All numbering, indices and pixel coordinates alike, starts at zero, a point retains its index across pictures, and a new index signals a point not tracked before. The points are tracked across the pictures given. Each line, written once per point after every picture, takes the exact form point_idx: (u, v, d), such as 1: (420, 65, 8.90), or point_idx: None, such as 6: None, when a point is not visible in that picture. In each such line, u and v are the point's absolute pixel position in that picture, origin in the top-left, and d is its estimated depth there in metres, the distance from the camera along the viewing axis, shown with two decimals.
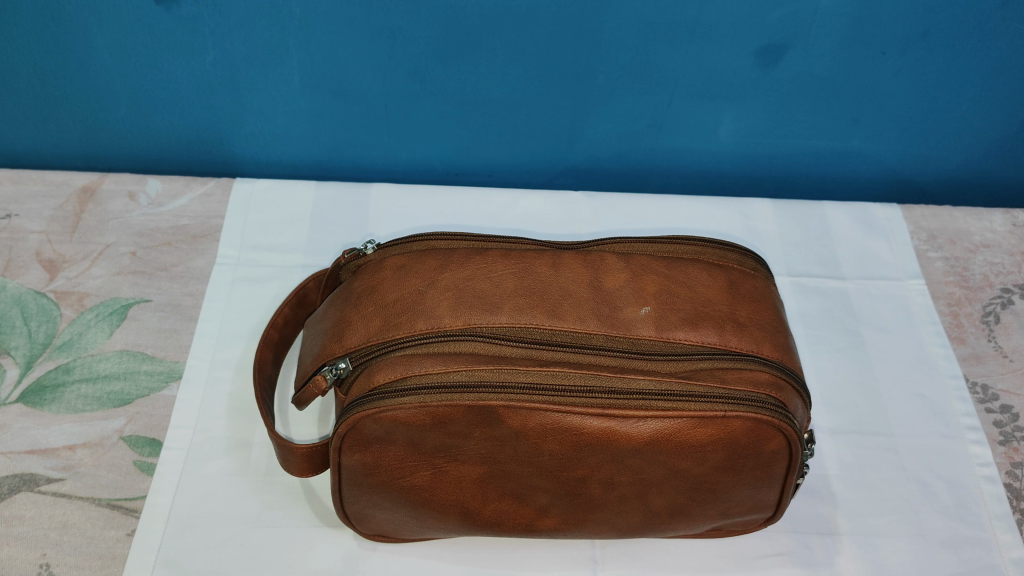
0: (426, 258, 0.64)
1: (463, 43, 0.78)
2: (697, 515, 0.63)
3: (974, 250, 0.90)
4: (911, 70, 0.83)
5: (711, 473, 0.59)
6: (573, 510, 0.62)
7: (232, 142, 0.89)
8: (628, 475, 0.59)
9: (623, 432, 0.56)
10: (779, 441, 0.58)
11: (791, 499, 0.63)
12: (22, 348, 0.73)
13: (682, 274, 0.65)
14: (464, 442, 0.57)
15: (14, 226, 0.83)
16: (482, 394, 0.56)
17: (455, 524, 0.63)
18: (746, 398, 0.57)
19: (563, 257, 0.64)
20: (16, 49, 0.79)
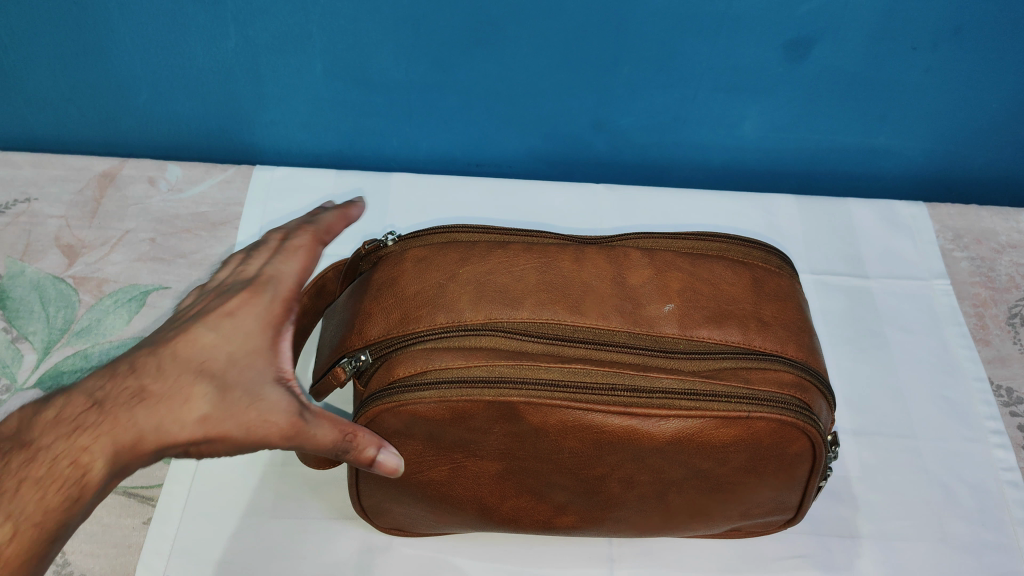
0: (447, 251, 0.63)
1: (487, 33, 0.77)
2: (717, 516, 0.62)
3: (1001, 250, 0.88)
4: (941, 67, 0.81)
5: (733, 474, 0.58)
6: (593, 509, 0.61)
7: (253, 128, 0.89)
8: (648, 474, 0.58)
9: (645, 432, 0.56)
10: (802, 444, 0.57)
11: (812, 501, 0.62)
12: (39, 333, 0.73)
13: (707, 271, 0.63)
14: (483, 437, 0.57)
15: (33, 210, 0.82)
16: (503, 390, 0.55)
17: (472, 519, 0.62)
18: (769, 399, 0.56)
19: (586, 251, 0.63)
20: (38, 32, 0.78)
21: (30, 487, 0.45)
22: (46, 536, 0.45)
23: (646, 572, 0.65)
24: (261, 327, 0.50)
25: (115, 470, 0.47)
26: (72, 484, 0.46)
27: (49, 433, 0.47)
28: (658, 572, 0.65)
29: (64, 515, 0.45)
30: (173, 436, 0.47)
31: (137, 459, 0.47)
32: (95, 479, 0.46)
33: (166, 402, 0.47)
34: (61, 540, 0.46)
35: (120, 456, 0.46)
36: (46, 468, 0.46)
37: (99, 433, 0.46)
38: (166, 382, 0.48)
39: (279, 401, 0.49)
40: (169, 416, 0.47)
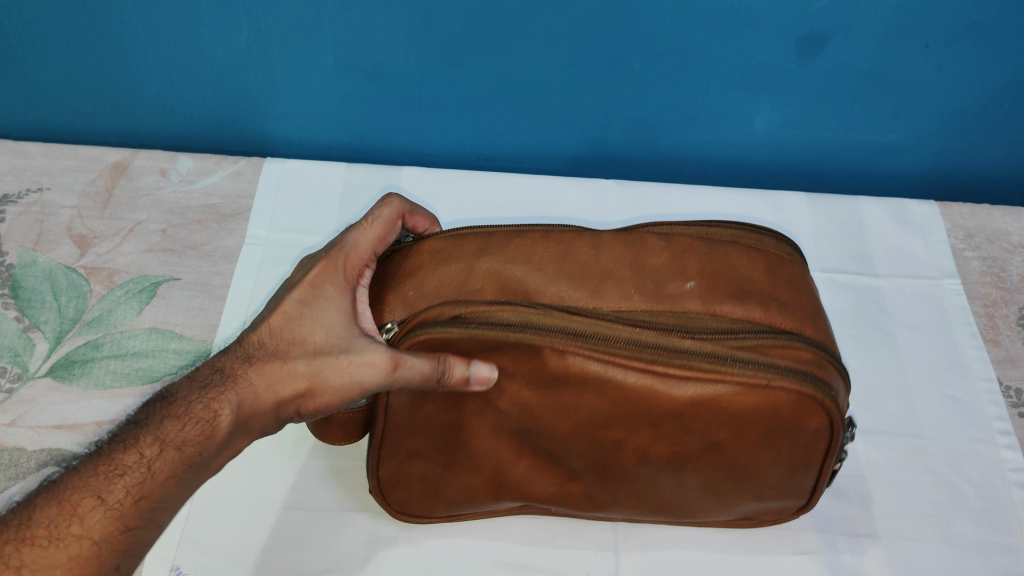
0: (465, 243, 0.61)
1: (499, 27, 0.77)
2: (730, 495, 0.62)
3: (1012, 250, 0.88)
4: (955, 64, 0.81)
5: (750, 450, 0.58)
6: (604, 485, 0.62)
7: (265, 120, 0.89)
8: (664, 446, 0.58)
9: (667, 394, 0.54)
10: (820, 421, 0.57)
11: (825, 486, 0.62)
12: (51, 322, 0.73)
13: (725, 254, 0.61)
14: (506, 383, 0.56)
15: (46, 200, 0.83)
16: (528, 333, 0.54)
17: (488, 488, 0.62)
18: (792, 368, 0.55)
19: (603, 236, 0.61)
20: (51, 22, 0.78)
21: (173, 422, 0.52)
22: (184, 462, 0.51)
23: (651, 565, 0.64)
24: (339, 289, 0.58)
25: (239, 422, 0.53)
26: (206, 424, 0.52)
27: (185, 389, 0.54)
28: (663, 565, 0.65)
29: (202, 446, 0.51)
30: (282, 392, 0.55)
31: (260, 414, 0.54)
32: (225, 424, 0.53)
33: (272, 363, 0.55)
34: (202, 472, 0.52)
35: (245, 409, 0.54)
36: (183, 411, 0.52)
37: (227, 387, 0.54)
38: (271, 351, 0.56)
39: (368, 345, 0.54)
40: (279, 377, 0.55)
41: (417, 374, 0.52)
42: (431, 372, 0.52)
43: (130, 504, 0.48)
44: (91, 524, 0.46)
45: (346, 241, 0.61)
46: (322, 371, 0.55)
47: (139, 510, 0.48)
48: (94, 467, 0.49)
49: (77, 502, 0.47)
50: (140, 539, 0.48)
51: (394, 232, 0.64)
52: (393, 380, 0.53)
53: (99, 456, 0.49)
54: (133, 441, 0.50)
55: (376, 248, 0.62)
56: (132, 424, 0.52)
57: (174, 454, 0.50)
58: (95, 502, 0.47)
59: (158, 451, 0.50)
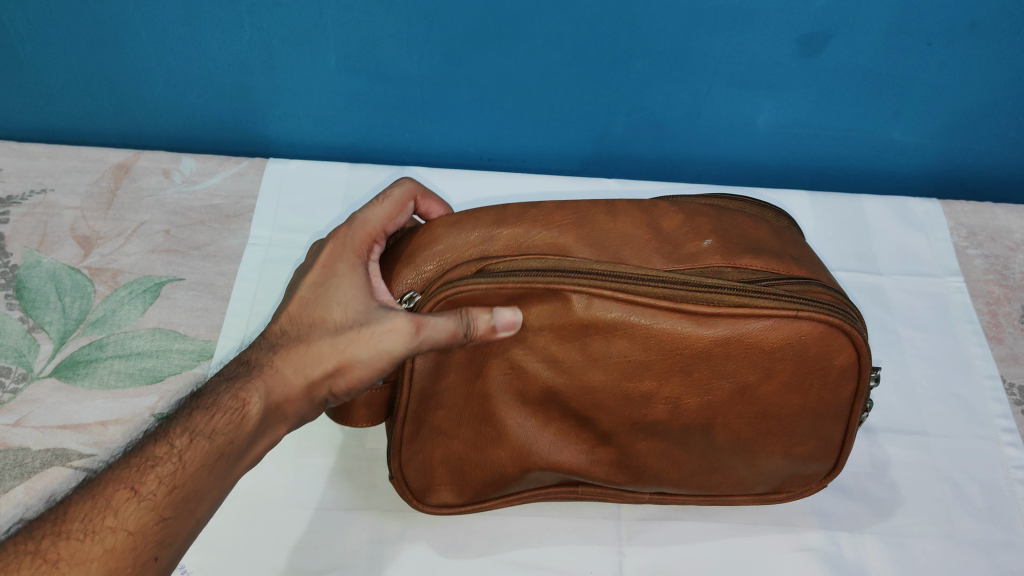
0: (480, 215, 0.61)
1: (500, 27, 0.77)
2: (760, 452, 0.61)
3: (1015, 248, 0.88)
4: (958, 62, 0.81)
5: (779, 394, 0.57)
6: (635, 449, 0.61)
7: (267, 121, 0.89)
8: (695, 397, 0.57)
9: (694, 334, 0.55)
10: (848, 355, 0.56)
11: (854, 437, 0.62)
12: (55, 323, 0.73)
13: (736, 219, 0.63)
14: (534, 336, 0.56)
15: (49, 201, 0.83)
16: (555, 278, 0.54)
17: (513, 455, 0.62)
18: (813, 300, 0.55)
19: (616, 204, 0.62)
20: (55, 24, 0.79)
21: (202, 414, 0.51)
22: (216, 452, 0.50)
23: (654, 561, 0.64)
24: (350, 263, 0.58)
25: (269, 411, 0.52)
26: (236, 414, 0.51)
27: (214, 384, 0.53)
28: (666, 561, 0.64)
29: (232, 435, 0.51)
30: (313, 375, 0.54)
31: (292, 401, 0.54)
32: (255, 412, 0.52)
33: (296, 348, 0.54)
34: (237, 462, 0.51)
35: (275, 396, 0.53)
36: (212, 403, 0.52)
37: (253, 377, 0.53)
38: (295, 337, 0.55)
39: (390, 313, 0.54)
40: (306, 363, 0.54)
41: (444, 334, 0.53)
42: (459, 329, 0.53)
43: (163, 495, 0.47)
44: (125, 516, 0.46)
45: (353, 220, 0.61)
46: (348, 348, 0.54)
47: (173, 501, 0.47)
48: (126, 462, 0.49)
49: (111, 495, 0.47)
50: (177, 531, 0.47)
51: (404, 211, 0.64)
52: (421, 342, 0.53)
53: (131, 453, 0.49)
54: (163, 435, 0.50)
55: (384, 226, 0.62)
56: (163, 420, 0.51)
57: (204, 444, 0.50)
58: (129, 495, 0.47)
59: (188, 442, 0.49)
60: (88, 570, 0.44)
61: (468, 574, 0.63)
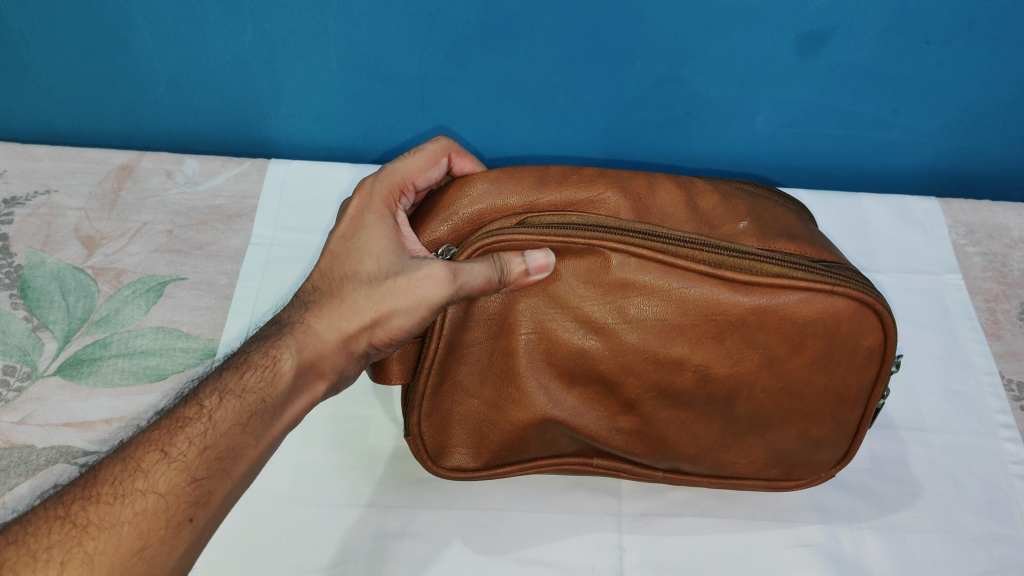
0: (519, 173, 0.62)
1: (501, 27, 0.78)
2: (779, 429, 0.62)
3: (1013, 245, 0.89)
4: (955, 61, 0.81)
5: (805, 370, 0.58)
6: (655, 420, 0.61)
7: (269, 122, 0.90)
8: (725, 367, 0.58)
9: (732, 299, 0.56)
10: (876, 338, 0.58)
11: (869, 425, 0.63)
12: (59, 322, 0.74)
13: (766, 205, 0.65)
14: (573, 292, 0.58)
15: (53, 202, 0.84)
16: (600, 235, 0.56)
17: (539, 423, 0.62)
18: (849, 278, 0.57)
19: (657, 178, 0.64)
20: (59, 26, 0.79)
21: (236, 374, 0.54)
22: (248, 409, 0.52)
23: (654, 556, 0.65)
24: (379, 214, 0.61)
25: (302, 367, 0.55)
26: (267, 372, 0.54)
27: (249, 347, 0.57)
28: (667, 556, 0.65)
29: (265, 392, 0.53)
30: (350, 327, 0.56)
31: (328, 354, 0.56)
32: (287, 368, 0.55)
33: (333, 304, 0.57)
34: (272, 420, 0.53)
35: (308, 352, 0.56)
36: (246, 364, 0.55)
37: (288, 336, 0.56)
38: (332, 294, 0.58)
39: (426, 263, 0.56)
40: (342, 317, 0.57)
41: (480, 280, 0.54)
42: (493, 275, 0.54)
43: (192, 456, 0.50)
44: (157, 475, 0.49)
45: (384, 173, 0.64)
46: (383, 300, 0.56)
47: (204, 461, 0.50)
48: (161, 427, 0.51)
49: (143, 459, 0.49)
50: (212, 487, 0.49)
51: (434, 166, 0.67)
52: (456, 288, 0.54)
53: (164, 419, 0.52)
54: (196, 398, 0.53)
55: (414, 179, 0.65)
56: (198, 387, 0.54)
57: (237, 401, 0.53)
58: (160, 457, 0.50)
59: (219, 403, 0.52)
60: (120, 529, 0.46)
61: (468, 569, 0.63)
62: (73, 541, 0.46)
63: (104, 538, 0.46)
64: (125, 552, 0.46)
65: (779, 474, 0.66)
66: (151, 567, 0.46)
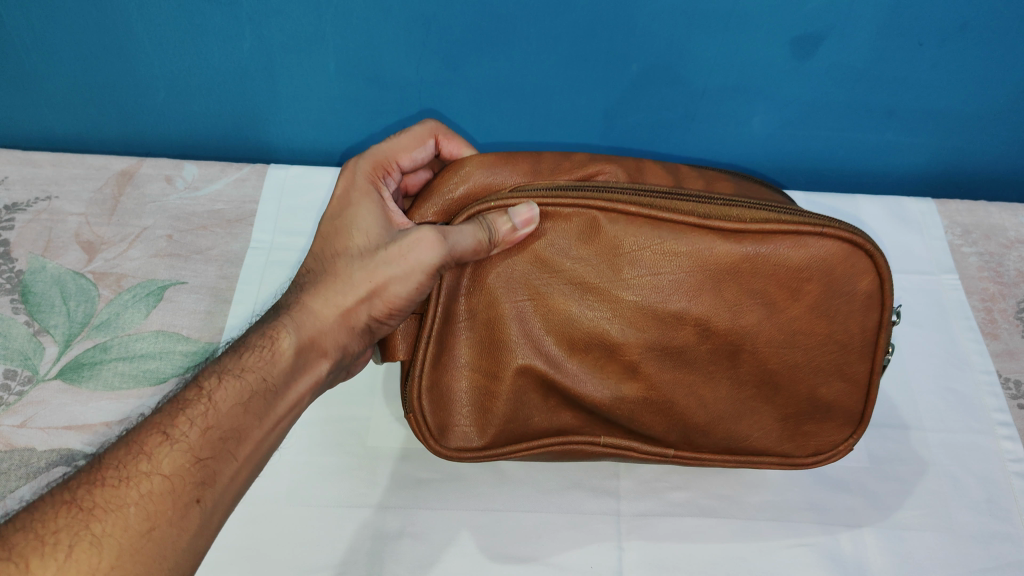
0: (516, 159, 0.62)
1: (497, 32, 0.78)
2: (786, 388, 0.61)
3: (1009, 246, 0.89)
4: (949, 63, 0.82)
5: (805, 321, 0.58)
6: (660, 384, 0.61)
7: (268, 127, 0.91)
8: (725, 320, 0.58)
9: (723, 247, 0.56)
10: (871, 281, 0.57)
11: (880, 380, 0.61)
12: (60, 326, 0.74)
13: (752, 189, 0.67)
14: (564, 253, 0.58)
15: (54, 208, 0.84)
16: (587, 195, 0.57)
17: (539, 388, 0.62)
18: (839, 221, 0.56)
19: (646, 163, 0.66)
20: (60, 34, 0.80)
21: (236, 356, 0.55)
22: (248, 391, 0.53)
23: (653, 556, 0.65)
24: (364, 188, 0.64)
25: (301, 347, 0.56)
26: (267, 353, 0.55)
27: (248, 331, 0.57)
28: (666, 556, 0.65)
29: (265, 372, 0.54)
30: (345, 303, 0.58)
31: (329, 331, 0.57)
32: (287, 348, 0.56)
33: (327, 282, 0.59)
34: (274, 400, 0.54)
35: (307, 331, 0.57)
36: (245, 347, 0.55)
37: (286, 317, 0.57)
38: (328, 271, 0.59)
39: (416, 229, 0.57)
40: (337, 293, 0.58)
41: (470, 241, 0.55)
42: (483, 236, 0.55)
43: (196, 438, 0.50)
44: (161, 457, 0.49)
45: (369, 152, 0.67)
46: (378, 270, 0.58)
47: (207, 442, 0.50)
48: (162, 411, 0.52)
49: (146, 442, 0.50)
50: (216, 467, 0.50)
51: (422, 146, 0.71)
52: (448, 248, 0.55)
53: (165, 405, 0.52)
54: (197, 381, 0.53)
55: (397, 159, 0.69)
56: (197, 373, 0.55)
57: (237, 382, 0.53)
58: (164, 440, 0.50)
59: (220, 385, 0.53)
60: (126, 511, 0.46)
61: (468, 571, 0.63)
62: (81, 525, 0.46)
63: (111, 520, 0.46)
64: (134, 533, 0.46)
65: (794, 450, 0.65)
66: (161, 547, 0.46)
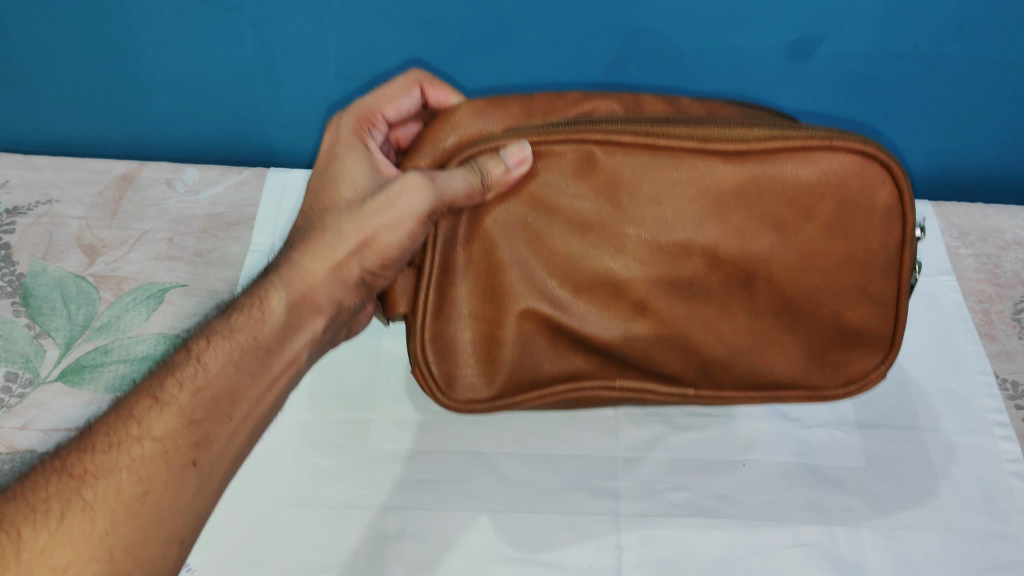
0: (505, 105, 0.59)
1: (496, 36, 0.79)
2: (805, 313, 0.60)
3: (1006, 247, 0.89)
4: (945, 66, 0.82)
5: (822, 242, 0.56)
6: (673, 319, 0.60)
7: (269, 131, 0.91)
8: (735, 246, 0.56)
9: (724, 169, 0.54)
10: (891, 191, 0.55)
11: (908, 300, 0.60)
12: (62, 328, 0.74)
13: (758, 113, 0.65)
14: (562, 190, 0.56)
15: (55, 211, 0.85)
16: (582, 129, 0.55)
17: (547, 332, 0.61)
18: (847, 133, 0.54)
19: (645, 96, 0.63)
20: (62, 39, 0.81)
21: (227, 319, 0.55)
22: (239, 352, 0.53)
23: (653, 556, 0.65)
24: (348, 140, 0.66)
25: (291, 306, 0.56)
26: (258, 315, 0.55)
27: (237, 296, 0.57)
28: (666, 556, 0.65)
29: (255, 332, 0.54)
30: (337, 256, 0.57)
31: (321, 285, 0.57)
32: (277, 307, 0.56)
33: (317, 236, 0.58)
34: (267, 359, 0.54)
35: (297, 288, 0.57)
36: (236, 311, 0.56)
37: (276, 278, 0.57)
38: (319, 227, 0.59)
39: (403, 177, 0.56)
40: (327, 247, 0.57)
41: (461, 185, 0.53)
42: (475, 180, 0.53)
43: (187, 399, 0.50)
44: (152, 418, 0.49)
45: (353, 107, 0.69)
46: (367, 219, 0.57)
47: (199, 403, 0.50)
48: (152, 376, 0.52)
49: (136, 405, 0.50)
50: (210, 425, 0.50)
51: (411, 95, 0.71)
52: (436, 193, 0.53)
53: (153, 372, 0.52)
54: (187, 345, 0.54)
55: (382, 109, 0.70)
56: (185, 340, 0.55)
57: (228, 344, 0.53)
58: (154, 402, 0.50)
59: (209, 346, 0.53)
60: (119, 473, 0.46)
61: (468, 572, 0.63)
62: (72, 491, 0.45)
63: (104, 485, 0.46)
64: (127, 496, 0.46)
65: (824, 380, 0.64)
66: (156, 510, 0.46)
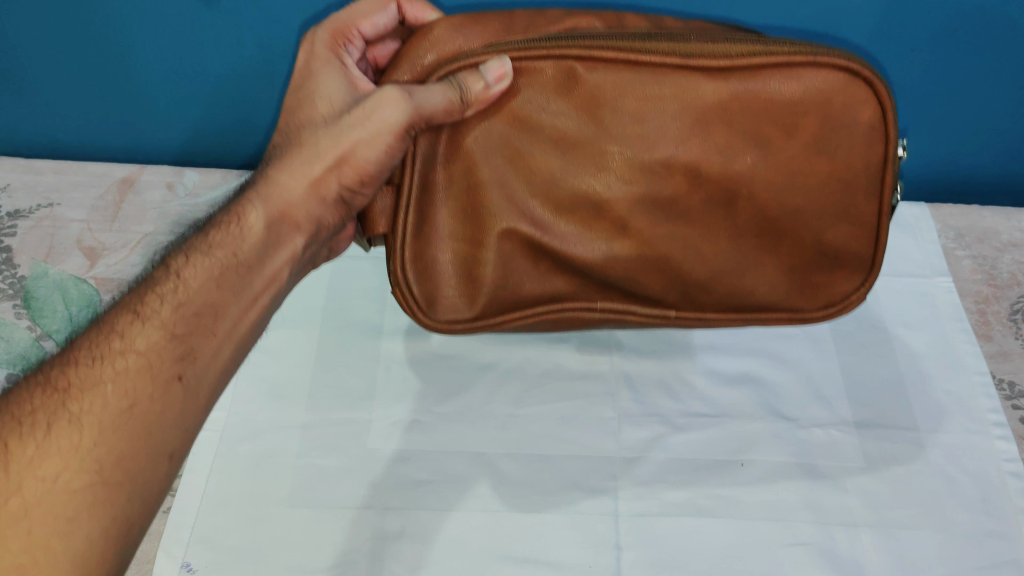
0: (485, 20, 0.58)
1: None
2: (787, 236, 0.59)
3: (1002, 249, 0.90)
4: (939, 69, 0.83)
5: (806, 163, 0.56)
6: (655, 239, 0.59)
7: None
8: (717, 164, 0.56)
9: (707, 86, 0.53)
10: (875, 110, 0.54)
11: (889, 222, 0.59)
12: (63, 330, 0.74)
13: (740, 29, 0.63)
14: (543, 108, 0.55)
15: (56, 215, 0.85)
16: (562, 44, 0.54)
17: (527, 254, 0.60)
18: (832, 49, 0.53)
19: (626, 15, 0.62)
20: None
21: (205, 236, 0.55)
22: (219, 268, 0.52)
23: (652, 557, 0.65)
24: (325, 60, 0.64)
25: (268, 225, 0.56)
26: (237, 232, 0.55)
27: (214, 217, 0.57)
28: (665, 556, 0.65)
29: (234, 248, 0.54)
30: (313, 173, 0.57)
31: (298, 203, 0.57)
32: (256, 224, 0.55)
33: (294, 154, 0.58)
34: (247, 275, 0.53)
35: (274, 204, 0.56)
36: (214, 230, 0.55)
37: (253, 197, 0.57)
38: (294, 145, 0.59)
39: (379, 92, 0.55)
40: (305, 163, 0.57)
41: (440, 100, 0.52)
42: (454, 96, 0.52)
43: (169, 314, 0.49)
44: (134, 335, 0.47)
45: (329, 20, 0.67)
46: (344, 136, 0.57)
47: (181, 319, 0.49)
48: (131, 292, 0.51)
49: (117, 324, 0.48)
50: (194, 340, 0.49)
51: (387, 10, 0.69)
52: (413, 107, 0.53)
53: (132, 289, 0.51)
54: (165, 262, 0.53)
55: (357, 24, 0.67)
56: (162, 258, 0.54)
57: (208, 259, 0.53)
58: (135, 322, 0.48)
59: (188, 262, 0.52)
60: (104, 388, 0.44)
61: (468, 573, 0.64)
62: (57, 404, 0.43)
63: (89, 398, 0.44)
64: (114, 410, 0.44)
65: (804, 304, 0.64)
66: (146, 422, 0.44)
